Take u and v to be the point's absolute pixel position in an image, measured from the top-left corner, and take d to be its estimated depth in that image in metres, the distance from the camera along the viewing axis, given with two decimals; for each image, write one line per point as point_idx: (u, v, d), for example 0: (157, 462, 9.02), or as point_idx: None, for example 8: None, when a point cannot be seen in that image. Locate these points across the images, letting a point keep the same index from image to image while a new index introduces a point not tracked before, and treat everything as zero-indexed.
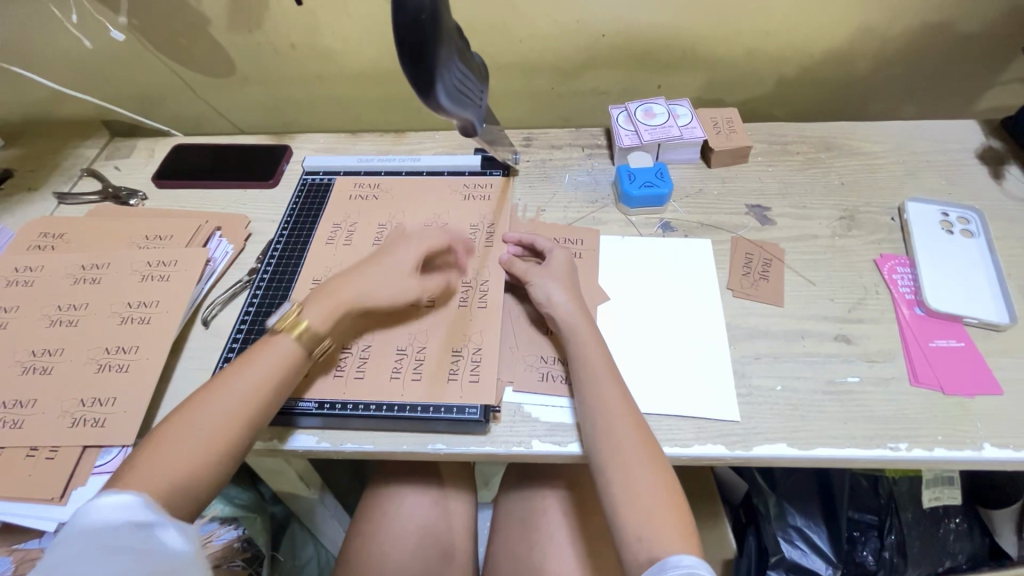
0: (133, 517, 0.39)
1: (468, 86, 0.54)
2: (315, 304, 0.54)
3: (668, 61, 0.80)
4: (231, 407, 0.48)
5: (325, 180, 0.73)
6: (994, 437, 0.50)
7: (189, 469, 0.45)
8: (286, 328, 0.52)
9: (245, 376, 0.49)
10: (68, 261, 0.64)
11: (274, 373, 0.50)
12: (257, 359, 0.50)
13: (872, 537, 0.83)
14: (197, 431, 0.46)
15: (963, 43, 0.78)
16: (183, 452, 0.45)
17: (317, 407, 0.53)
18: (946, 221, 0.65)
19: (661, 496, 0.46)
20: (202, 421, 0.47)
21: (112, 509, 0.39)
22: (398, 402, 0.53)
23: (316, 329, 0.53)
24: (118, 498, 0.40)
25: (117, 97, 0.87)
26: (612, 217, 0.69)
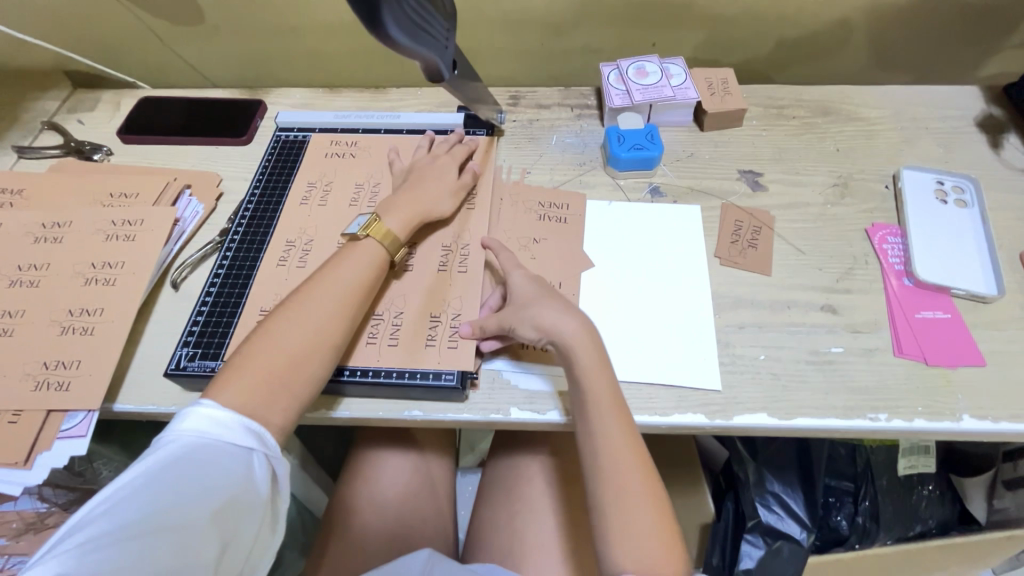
0: (235, 436, 0.42)
1: (427, 22, 0.50)
2: (392, 220, 0.55)
3: (663, 17, 0.76)
4: (322, 318, 0.48)
5: (300, 137, 0.70)
6: (974, 408, 0.50)
7: (281, 379, 0.45)
8: (374, 234, 0.53)
9: (333, 288, 0.49)
10: (27, 219, 0.61)
11: (362, 285, 0.51)
12: (345, 266, 0.51)
13: (847, 503, 0.84)
14: (290, 339, 0.46)
15: (972, 4, 0.75)
16: (277, 360, 0.45)
17: (358, 374, 0.51)
18: (940, 189, 0.63)
19: (647, 498, 0.46)
20: (296, 327, 0.47)
21: (217, 423, 0.42)
22: (374, 368, 0.51)
23: (399, 240, 0.55)
24: (225, 413, 0.42)
25: (79, 44, 0.82)
26: (600, 180, 0.67)
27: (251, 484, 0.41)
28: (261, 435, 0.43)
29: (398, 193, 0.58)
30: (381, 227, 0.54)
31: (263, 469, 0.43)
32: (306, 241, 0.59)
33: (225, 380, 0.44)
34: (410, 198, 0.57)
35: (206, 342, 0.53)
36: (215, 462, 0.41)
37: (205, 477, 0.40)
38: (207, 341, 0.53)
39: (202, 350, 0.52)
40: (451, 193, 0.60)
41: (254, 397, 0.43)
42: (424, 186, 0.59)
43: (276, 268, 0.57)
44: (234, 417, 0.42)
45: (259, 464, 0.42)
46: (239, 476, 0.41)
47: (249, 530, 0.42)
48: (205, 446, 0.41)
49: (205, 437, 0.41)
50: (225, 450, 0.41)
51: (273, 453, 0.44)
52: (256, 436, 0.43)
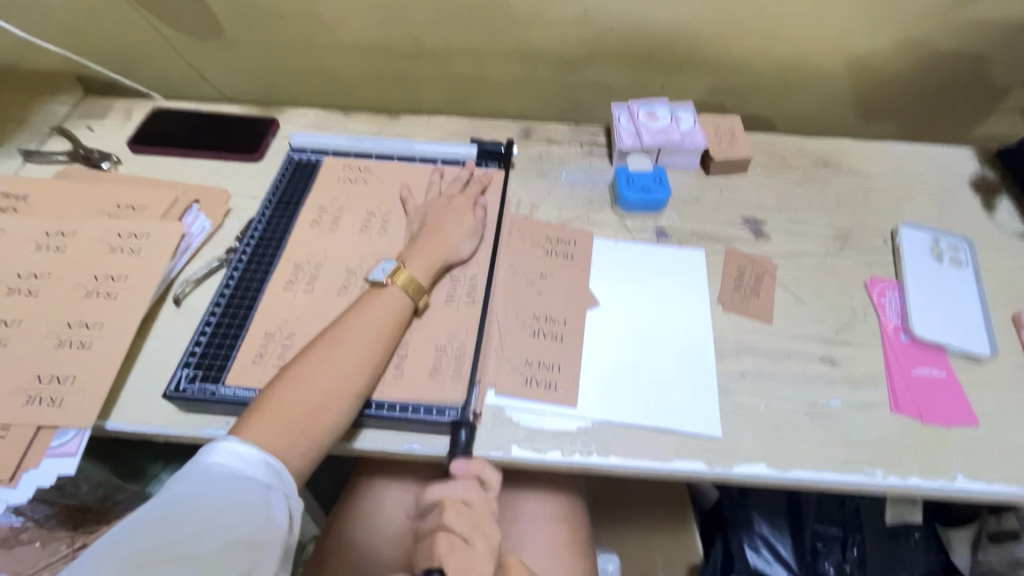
0: (256, 472, 0.41)
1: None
2: (416, 266, 0.56)
3: (673, 62, 0.78)
4: (346, 365, 0.48)
5: (314, 159, 0.70)
6: (968, 468, 0.50)
7: (304, 427, 0.45)
8: (399, 282, 0.54)
9: (355, 331, 0.50)
10: (31, 226, 0.60)
11: (385, 331, 0.51)
12: (369, 312, 0.52)
13: (836, 550, 0.83)
14: (314, 383, 0.46)
15: (966, 70, 0.78)
16: (301, 403, 0.45)
17: (373, 408, 0.51)
18: (936, 247, 0.65)
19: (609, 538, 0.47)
20: (318, 372, 0.47)
21: (240, 458, 0.41)
22: (380, 401, 0.51)
23: (422, 287, 0.55)
24: (247, 449, 0.42)
25: (94, 51, 0.82)
26: (608, 219, 0.68)
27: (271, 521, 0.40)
28: (280, 471, 0.42)
29: (418, 240, 0.58)
30: (405, 275, 0.55)
31: (281, 508, 0.41)
32: (315, 265, 0.59)
33: (252, 421, 0.44)
34: (431, 244, 0.58)
35: (207, 363, 0.52)
36: (237, 495, 0.39)
37: (224, 509, 0.38)
38: (209, 363, 0.52)
39: (203, 373, 0.52)
40: (471, 234, 0.61)
41: (277, 443, 0.44)
42: (442, 232, 0.59)
43: (284, 291, 0.57)
44: (257, 453, 0.42)
45: (278, 501, 0.41)
46: (259, 512, 0.40)
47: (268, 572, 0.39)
48: (226, 481, 0.40)
49: (229, 471, 0.40)
50: (245, 486, 0.40)
51: (290, 492, 0.43)
52: (275, 472, 0.42)
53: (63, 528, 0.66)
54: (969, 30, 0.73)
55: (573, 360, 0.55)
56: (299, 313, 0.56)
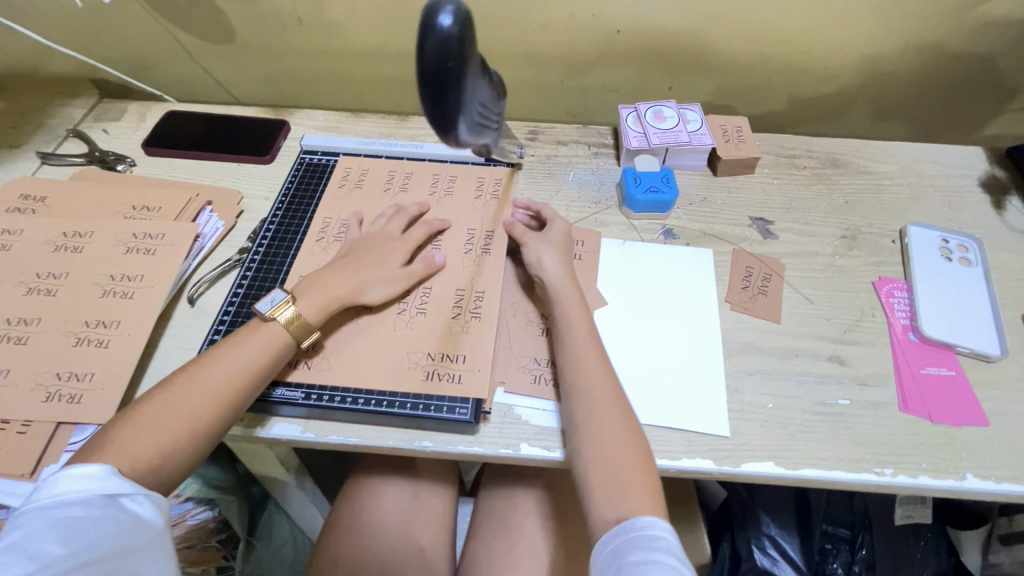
0: (113, 485, 0.40)
1: (490, 113, 0.44)
2: (307, 303, 0.53)
3: (680, 63, 0.79)
4: (210, 390, 0.47)
5: (326, 161, 0.71)
6: (977, 468, 0.50)
7: (142, 465, 0.43)
8: (282, 319, 0.52)
9: (205, 381, 0.47)
10: (49, 227, 0.61)
11: (249, 373, 0.49)
12: (239, 350, 0.49)
13: (844, 550, 0.84)
14: (158, 422, 0.44)
15: (977, 69, 0.78)
16: (168, 429, 0.44)
17: (373, 403, 0.51)
18: (945, 247, 0.65)
19: (630, 458, 0.47)
20: (170, 411, 0.45)
21: (86, 479, 0.40)
22: (352, 394, 0.52)
23: (310, 326, 0.52)
24: (90, 466, 0.40)
25: (109, 55, 0.83)
26: (615, 220, 0.68)
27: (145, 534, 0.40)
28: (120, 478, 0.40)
29: (329, 271, 0.56)
30: (290, 310, 0.52)
31: (152, 509, 0.41)
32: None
33: (96, 451, 0.42)
34: (341, 276, 0.55)
35: None
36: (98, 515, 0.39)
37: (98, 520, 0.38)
38: None
39: None
40: (473, 263, 0.61)
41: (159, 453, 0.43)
42: (360, 262, 0.57)
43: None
44: (100, 473, 0.40)
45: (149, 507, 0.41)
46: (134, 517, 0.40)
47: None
48: (83, 504, 0.39)
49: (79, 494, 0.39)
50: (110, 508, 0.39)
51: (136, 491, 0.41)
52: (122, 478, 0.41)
53: None
54: (977, 30, 0.73)
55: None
56: None
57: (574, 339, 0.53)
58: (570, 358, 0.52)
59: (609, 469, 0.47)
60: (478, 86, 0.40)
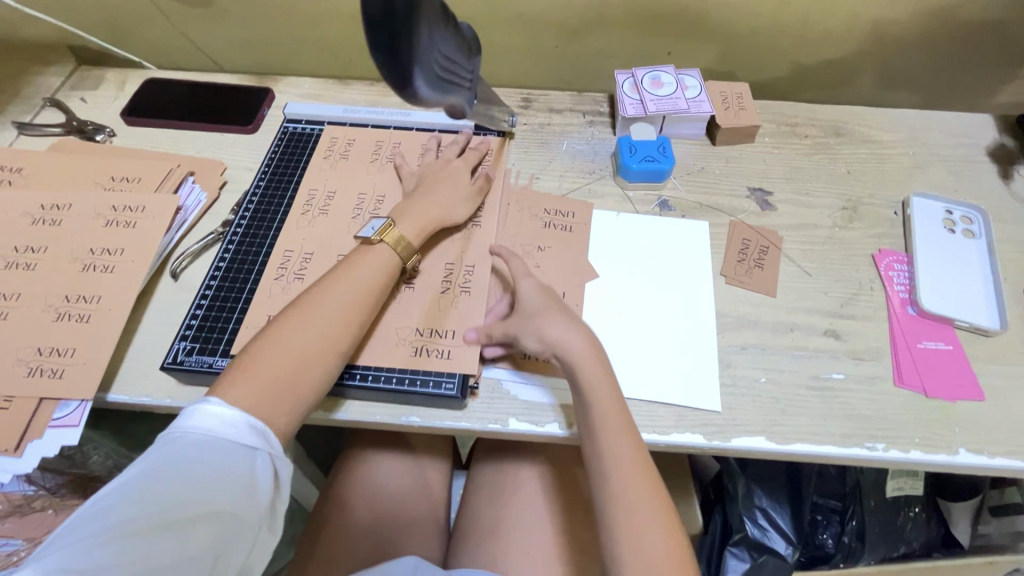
0: (240, 436, 0.41)
1: (454, 68, 0.49)
2: (407, 225, 0.55)
3: (680, 27, 0.75)
4: (322, 329, 0.47)
5: (310, 130, 0.69)
6: (970, 442, 0.50)
7: (273, 389, 0.44)
8: (388, 240, 0.53)
9: (335, 298, 0.49)
10: (26, 199, 0.60)
11: (374, 291, 0.50)
12: (356, 271, 0.51)
13: (834, 521, 0.85)
14: (298, 339, 0.46)
15: (992, 32, 0.74)
16: (287, 361, 0.45)
17: (360, 379, 0.50)
18: (948, 218, 0.63)
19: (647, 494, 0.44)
20: (306, 329, 0.46)
21: (218, 422, 0.41)
22: (365, 371, 0.51)
23: (412, 247, 0.54)
24: (230, 412, 0.41)
25: (84, 20, 0.80)
26: (610, 191, 0.66)
27: (253, 497, 0.40)
28: (264, 432, 0.42)
29: (414, 198, 0.57)
30: (394, 232, 0.54)
31: (266, 471, 0.41)
32: (301, 266, 0.56)
33: (231, 379, 0.43)
34: (427, 203, 0.57)
35: (204, 337, 0.53)
36: (222, 460, 0.40)
37: (210, 472, 0.39)
38: (206, 336, 0.53)
39: (200, 346, 0.52)
40: (461, 239, 0.59)
41: (263, 396, 0.43)
42: (439, 190, 0.58)
43: (273, 283, 0.55)
44: (241, 415, 0.41)
45: (261, 466, 0.41)
46: (242, 477, 0.40)
47: (249, 539, 0.40)
48: (212, 447, 0.40)
49: (213, 435, 0.40)
50: (228, 450, 0.40)
51: (276, 452, 0.42)
52: (260, 434, 0.42)
53: (75, 496, 0.68)
54: None
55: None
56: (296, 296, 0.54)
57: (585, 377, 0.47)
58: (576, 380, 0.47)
59: (622, 502, 0.43)
60: (428, 40, 0.45)
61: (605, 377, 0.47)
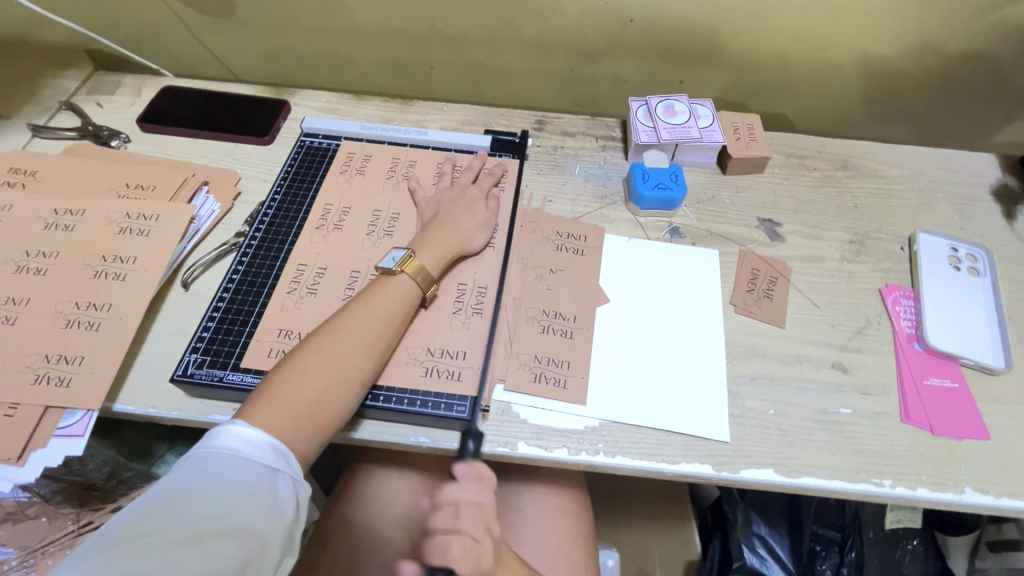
0: (264, 456, 0.41)
1: None
2: (426, 254, 0.55)
3: (693, 56, 0.76)
4: (344, 359, 0.47)
5: (326, 144, 0.69)
6: (976, 482, 0.50)
7: (297, 418, 0.44)
8: (408, 269, 0.53)
9: (358, 327, 0.49)
10: (40, 203, 0.60)
11: (395, 320, 0.51)
12: (378, 301, 0.51)
13: (834, 552, 0.83)
14: (321, 367, 0.46)
15: (996, 75, 0.76)
16: (309, 391, 0.45)
17: (370, 398, 0.50)
18: (954, 256, 0.64)
19: None
20: (329, 359, 0.47)
21: (243, 442, 0.41)
22: (386, 392, 0.51)
23: (431, 276, 0.54)
24: (255, 433, 0.42)
25: (104, 26, 0.81)
26: (621, 216, 0.67)
27: (275, 516, 0.40)
28: (287, 455, 0.43)
29: (431, 226, 0.58)
30: (415, 262, 0.54)
31: (288, 492, 0.42)
32: (314, 281, 0.57)
33: (255, 407, 0.44)
34: (444, 232, 0.57)
35: (215, 350, 0.52)
36: (243, 480, 0.40)
37: (234, 490, 0.39)
38: (217, 349, 0.52)
39: (211, 358, 0.52)
40: (477, 259, 0.59)
41: (284, 425, 0.44)
42: (456, 217, 0.58)
43: (285, 297, 0.55)
44: (267, 440, 0.42)
45: (284, 487, 0.42)
46: (265, 496, 0.40)
47: (269, 566, 0.39)
48: (235, 466, 0.40)
49: (237, 454, 0.41)
50: (251, 470, 0.41)
51: (297, 475, 0.43)
52: (282, 455, 0.42)
53: (69, 505, 0.66)
54: (999, 34, 0.71)
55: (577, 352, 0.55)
56: (309, 312, 0.54)
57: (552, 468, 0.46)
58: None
59: None
60: None
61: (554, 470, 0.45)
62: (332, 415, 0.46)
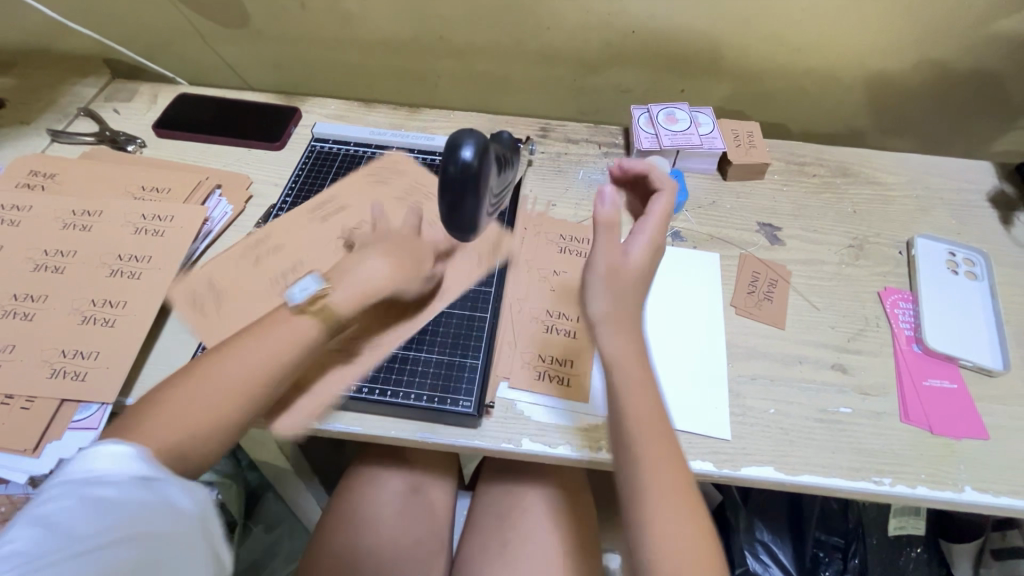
0: (131, 476, 0.35)
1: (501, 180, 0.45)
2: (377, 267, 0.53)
3: (694, 66, 0.78)
4: (247, 375, 0.45)
5: (336, 150, 0.71)
6: (976, 481, 0.51)
7: (195, 431, 0.41)
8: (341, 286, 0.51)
9: (278, 334, 0.47)
10: (59, 204, 0.61)
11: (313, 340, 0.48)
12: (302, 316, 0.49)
13: (837, 560, 0.83)
14: (236, 376, 0.44)
15: (991, 85, 0.77)
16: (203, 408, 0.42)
17: (376, 393, 0.52)
18: (952, 260, 0.65)
19: (684, 511, 0.39)
20: (230, 372, 0.44)
21: (109, 462, 0.35)
22: (393, 388, 0.52)
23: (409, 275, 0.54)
24: (116, 453, 0.36)
25: (122, 35, 0.83)
26: (623, 220, 0.68)
27: (174, 521, 0.35)
28: (156, 470, 0.36)
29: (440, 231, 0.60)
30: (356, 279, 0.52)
31: (180, 499, 0.36)
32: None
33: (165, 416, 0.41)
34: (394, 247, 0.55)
35: None
36: (111, 505, 0.34)
37: (104, 514, 0.33)
38: None
39: None
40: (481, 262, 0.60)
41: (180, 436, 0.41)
42: None
43: None
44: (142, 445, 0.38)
45: (171, 497, 0.36)
46: (148, 512, 0.34)
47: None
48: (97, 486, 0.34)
49: (99, 474, 0.35)
50: (119, 492, 0.34)
51: (187, 482, 0.37)
52: (150, 473, 0.36)
53: None
54: (994, 45, 0.73)
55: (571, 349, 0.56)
56: None
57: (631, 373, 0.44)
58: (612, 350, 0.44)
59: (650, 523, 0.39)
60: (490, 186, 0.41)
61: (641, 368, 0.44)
62: (236, 426, 0.44)
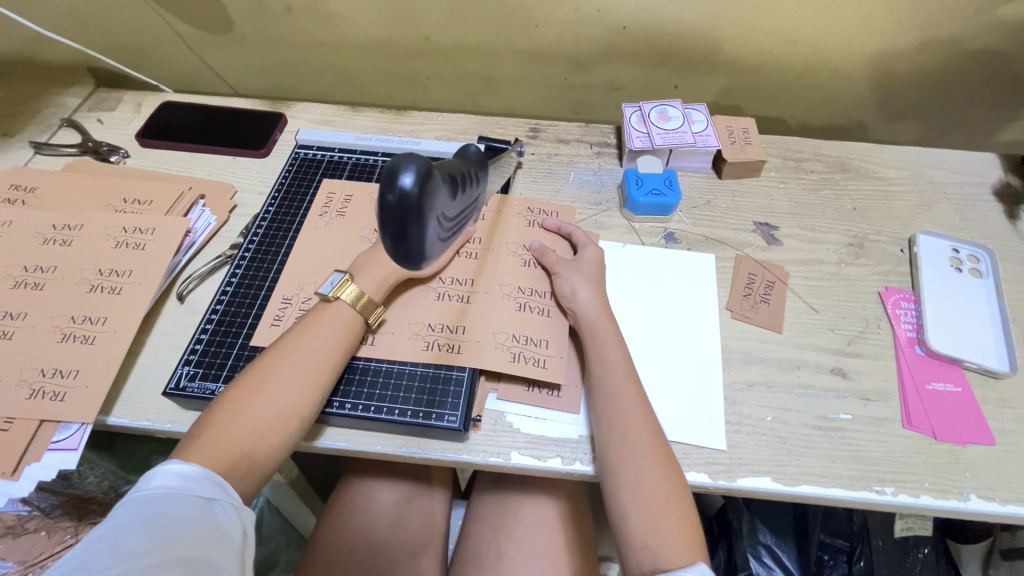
0: (200, 487, 0.41)
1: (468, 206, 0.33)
2: (367, 282, 0.53)
3: (687, 61, 0.76)
4: (276, 404, 0.45)
5: (321, 156, 0.70)
6: (982, 489, 0.49)
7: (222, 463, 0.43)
8: (346, 297, 0.51)
9: (296, 361, 0.47)
10: (39, 219, 0.60)
11: (330, 354, 0.49)
12: (314, 332, 0.49)
13: (841, 562, 0.82)
14: (254, 412, 0.45)
15: (996, 74, 0.75)
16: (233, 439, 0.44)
17: (358, 408, 0.50)
18: (955, 257, 0.63)
19: (670, 504, 0.44)
20: (257, 402, 0.45)
21: (181, 477, 0.41)
22: (376, 404, 0.51)
23: (374, 301, 0.53)
24: (188, 467, 0.41)
25: (106, 44, 0.82)
26: (615, 222, 0.66)
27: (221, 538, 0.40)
28: (223, 484, 0.42)
29: None
30: (353, 289, 0.52)
31: (230, 519, 0.41)
32: (304, 299, 0.56)
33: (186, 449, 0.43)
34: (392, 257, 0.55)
35: (208, 361, 0.53)
36: (177, 514, 0.39)
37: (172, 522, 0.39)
38: (210, 361, 0.53)
39: (203, 371, 0.52)
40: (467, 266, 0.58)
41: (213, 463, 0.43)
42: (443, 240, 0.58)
43: (277, 308, 0.56)
44: (199, 470, 0.41)
45: (225, 515, 0.41)
46: (203, 526, 0.39)
47: None
48: (173, 501, 0.40)
49: (173, 489, 0.40)
50: (187, 501, 0.40)
51: (238, 502, 0.42)
52: (217, 485, 0.42)
53: (68, 518, 0.67)
54: (1000, 33, 0.70)
55: (562, 340, 0.55)
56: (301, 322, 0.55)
57: (612, 380, 0.50)
58: (603, 373, 0.50)
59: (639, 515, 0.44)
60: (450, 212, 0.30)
61: (625, 378, 0.50)
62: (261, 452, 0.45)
